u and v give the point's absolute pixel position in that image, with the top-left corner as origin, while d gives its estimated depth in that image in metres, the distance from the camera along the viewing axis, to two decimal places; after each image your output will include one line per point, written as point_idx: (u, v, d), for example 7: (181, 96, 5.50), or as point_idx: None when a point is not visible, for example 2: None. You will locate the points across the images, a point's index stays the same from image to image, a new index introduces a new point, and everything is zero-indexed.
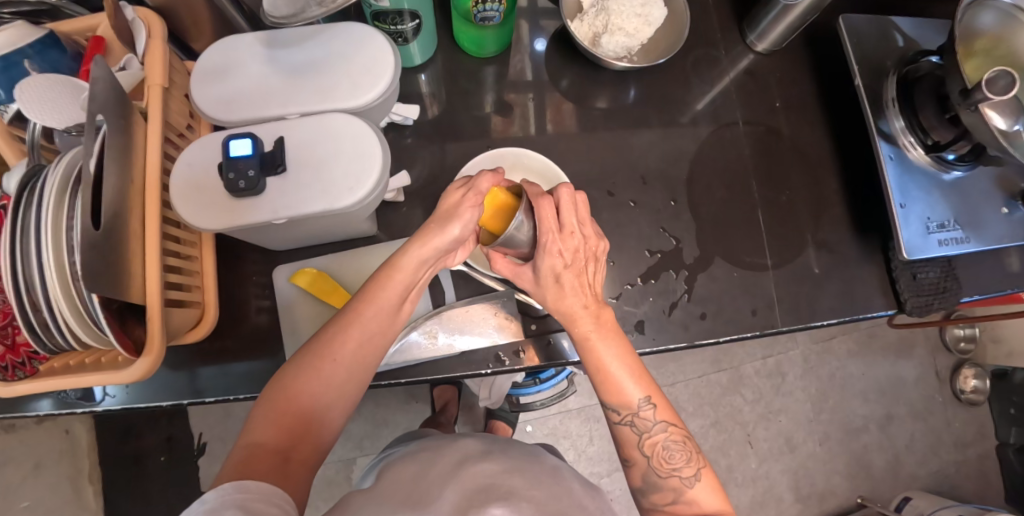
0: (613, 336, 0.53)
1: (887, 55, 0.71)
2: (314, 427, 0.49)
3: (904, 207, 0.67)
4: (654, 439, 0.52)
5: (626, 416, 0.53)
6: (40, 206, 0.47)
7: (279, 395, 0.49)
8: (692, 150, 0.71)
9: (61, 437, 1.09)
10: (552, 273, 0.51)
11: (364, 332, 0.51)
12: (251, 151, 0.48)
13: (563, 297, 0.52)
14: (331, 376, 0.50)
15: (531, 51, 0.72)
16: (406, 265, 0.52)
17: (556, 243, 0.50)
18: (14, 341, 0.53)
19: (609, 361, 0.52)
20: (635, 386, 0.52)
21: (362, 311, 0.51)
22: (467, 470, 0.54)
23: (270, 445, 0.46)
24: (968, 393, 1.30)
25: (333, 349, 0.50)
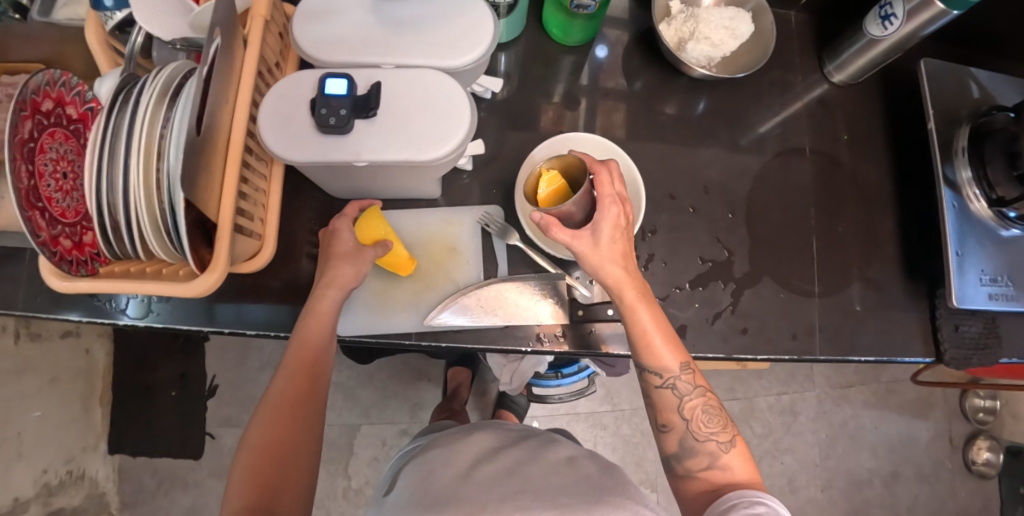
0: (653, 305, 0.55)
1: (963, 104, 0.70)
2: (293, 474, 0.51)
3: (960, 257, 0.66)
4: (692, 403, 0.54)
5: (667, 379, 0.54)
6: (135, 112, 0.49)
7: (248, 456, 0.51)
8: (755, 169, 0.72)
9: (81, 356, 1.11)
10: (610, 236, 0.53)
11: (306, 375, 0.55)
12: (345, 92, 0.49)
13: (614, 258, 0.53)
14: (290, 423, 0.53)
15: (591, 59, 0.73)
16: (324, 308, 0.58)
17: (615, 207, 0.53)
18: (81, 239, 0.53)
19: (650, 326, 0.54)
20: (674, 350, 0.54)
21: (299, 357, 0.55)
22: (478, 470, 0.54)
23: (252, 504, 0.48)
24: (980, 466, 1.26)
25: (284, 399, 0.54)
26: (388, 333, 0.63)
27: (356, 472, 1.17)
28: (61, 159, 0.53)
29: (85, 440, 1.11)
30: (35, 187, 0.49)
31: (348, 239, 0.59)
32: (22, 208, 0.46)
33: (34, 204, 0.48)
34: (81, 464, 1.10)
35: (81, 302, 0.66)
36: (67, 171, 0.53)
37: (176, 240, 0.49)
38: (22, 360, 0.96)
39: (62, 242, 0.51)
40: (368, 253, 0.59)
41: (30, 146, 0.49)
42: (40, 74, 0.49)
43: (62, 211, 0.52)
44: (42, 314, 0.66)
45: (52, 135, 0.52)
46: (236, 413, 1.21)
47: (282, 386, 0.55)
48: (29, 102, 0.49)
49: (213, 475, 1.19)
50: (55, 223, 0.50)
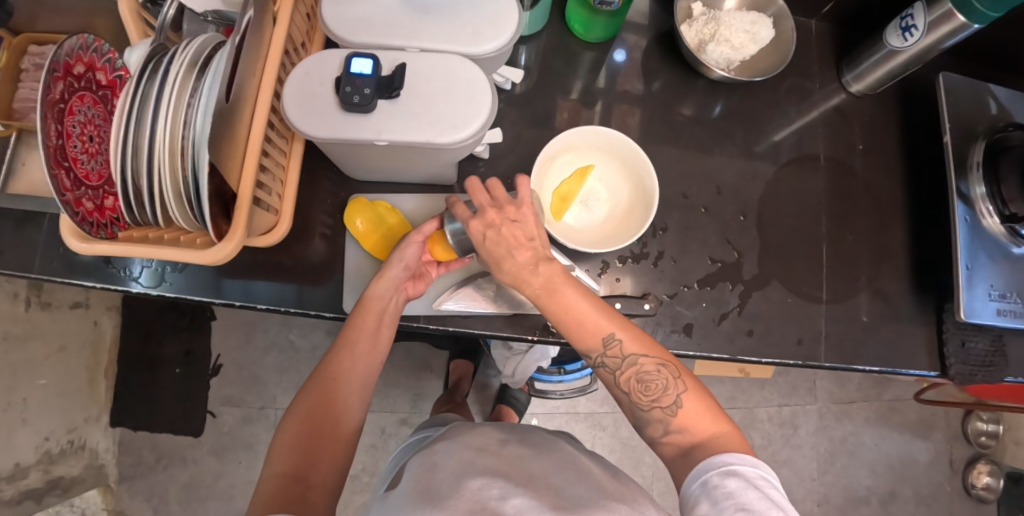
0: (567, 283, 0.53)
1: (979, 120, 0.70)
2: (325, 460, 0.50)
3: (969, 271, 0.66)
4: (629, 373, 0.53)
5: (597, 357, 0.53)
6: (164, 80, 0.49)
7: (292, 426, 0.52)
8: (769, 174, 0.72)
9: (89, 327, 1.12)
10: (490, 253, 0.52)
11: (361, 355, 0.56)
12: (370, 71, 0.49)
13: (505, 265, 0.52)
14: (337, 402, 0.54)
15: (609, 61, 0.73)
16: (375, 299, 0.57)
17: (477, 225, 0.52)
18: (102, 203, 0.54)
19: (567, 308, 0.52)
20: (595, 323, 0.52)
21: (351, 336, 0.56)
22: (483, 461, 0.54)
23: (288, 473, 0.48)
24: (979, 489, 1.25)
25: (332, 374, 0.55)
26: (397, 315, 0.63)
27: (354, 459, 1.17)
28: (88, 123, 0.54)
29: (88, 411, 1.12)
30: (62, 147, 0.50)
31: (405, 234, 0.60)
32: (50, 166, 0.47)
33: (60, 163, 0.49)
34: (82, 434, 1.11)
35: (95, 268, 0.67)
36: (93, 135, 0.55)
37: (196, 208, 0.50)
38: (31, 326, 0.97)
39: (84, 204, 0.52)
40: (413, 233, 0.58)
41: (59, 107, 0.50)
42: (74, 37, 0.50)
43: (87, 173, 0.53)
44: (59, 277, 0.67)
45: (82, 99, 0.53)
46: (238, 393, 1.22)
47: (308, 401, 0.53)
48: (62, 64, 0.50)
49: (211, 453, 1.20)
50: (80, 184, 0.52)
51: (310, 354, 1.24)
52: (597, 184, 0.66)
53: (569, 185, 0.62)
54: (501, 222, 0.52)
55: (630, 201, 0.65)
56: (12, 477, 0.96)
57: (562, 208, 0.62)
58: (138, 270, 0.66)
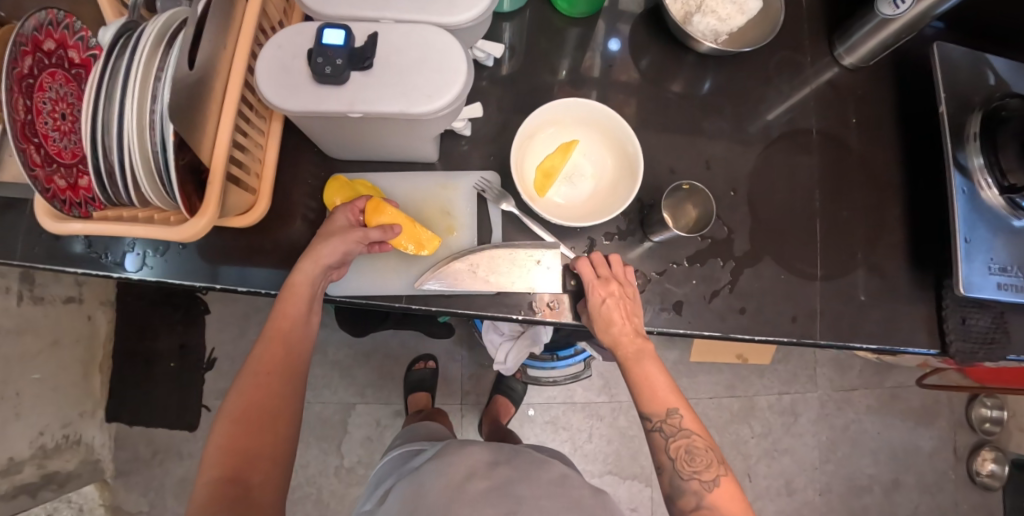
0: (651, 358, 0.58)
1: (977, 91, 0.68)
2: (264, 454, 0.52)
3: (967, 243, 0.64)
4: (678, 444, 0.56)
5: (657, 421, 0.57)
6: (132, 53, 0.48)
7: (226, 424, 0.52)
8: (760, 149, 0.70)
9: (83, 321, 1.12)
10: (602, 307, 0.57)
11: (285, 344, 0.57)
12: (341, 42, 0.48)
13: (610, 325, 0.57)
14: (269, 397, 0.54)
15: (603, 51, 0.72)
16: (298, 283, 0.56)
17: (601, 287, 0.57)
18: (76, 182, 0.54)
19: (649, 374, 0.58)
20: (667, 394, 0.57)
21: (278, 327, 0.56)
22: (471, 488, 0.59)
23: (228, 475, 0.50)
24: (984, 477, 1.22)
25: (260, 367, 0.55)
26: (378, 295, 0.63)
27: (349, 451, 1.17)
28: (60, 101, 0.54)
29: (83, 405, 1.12)
30: (31, 122, 0.50)
31: (342, 221, 0.58)
32: (16, 141, 0.47)
33: (29, 139, 0.49)
34: (78, 429, 1.11)
35: (76, 254, 0.66)
36: (66, 114, 0.54)
37: (168, 185, 0.49)
38: (24, 321, 0.97)
39: (57, 182, 0.52)
40: (355, 233, 0.56)
41: (29, 83, 0.50)
42: (41, 11, 0.49)
43: (59, 150, 0.53)
44: (41, 264, 0.67)
45: (54, 76, 0.53)
46: None
47: (238, 394, 0.54)
48: (30, 39, 0.49)
49: None
50: (51, 161, 0.51)
51: None
52: (582, 160, 0.64)
53: (553, 160, 0.60)
54: (617, 295, 0.58)
55: (616, 177, 0.63)
56: (7, 472, 0.95)
57: (546, 184, 0.61)
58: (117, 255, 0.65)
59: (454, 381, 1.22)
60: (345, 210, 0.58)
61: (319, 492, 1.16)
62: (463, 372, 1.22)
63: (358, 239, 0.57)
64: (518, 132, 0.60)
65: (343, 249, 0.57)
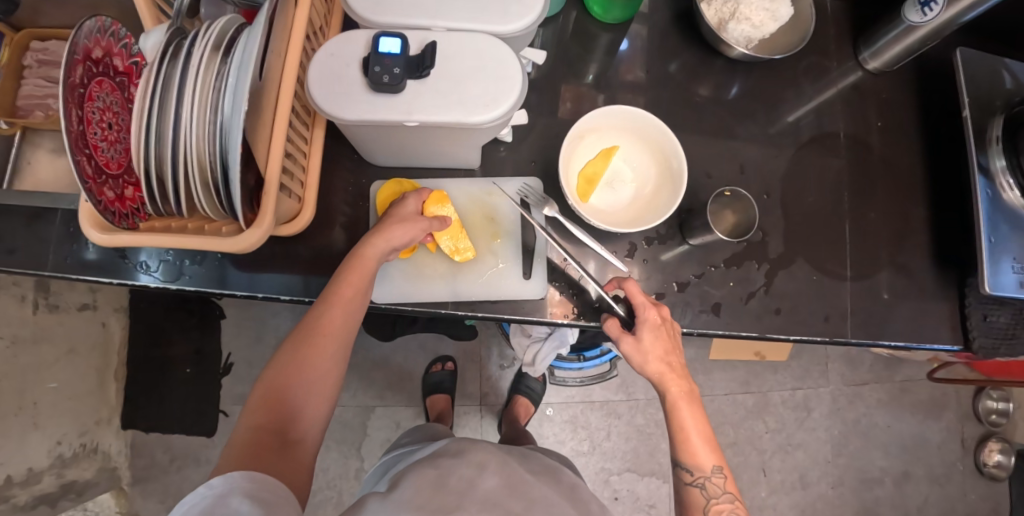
0: (695, 407, 0.57)
1: (996, 95, 0.70)
2: (306, 415, 0.52)
3: (992, 244, 0.66)
4: (717, 507, 0.54)
5: (698, 478, 0.55)
6: (187, 61, 0.48)
7: (279, 376, 0.51)
8: (791, 152, 0.72)
9: (98, 328, 1.10)
10: (650, 334, 0.57)
11: (345, 311, 0.54)
12: (398, 51, 0.48)
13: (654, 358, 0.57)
14: (321, 356, 0.53)
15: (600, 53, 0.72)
16: (367, 257, 0.55)
17: (651, 310, 0.57)
18: (122, 193, 0.53)
19: (691, 425, 0.56)
20: (709, 452, 0.55)
21: (340, 293, 0.54)
22: (485, 489, 0.55)
23: (268, 425, 0.49)
24: (990, 467, 1.25)
25: (320, 328, 0.53)
26: (423, 301, 0.64)
27: (369, 454, 1.17)
28: (106, 110, 0.53)
29: (99, 413, 1.11)
30: (83, 133, 0.49)
31: (411, 207, 0.59)
32: (73, 153, 0.46)
33: (82, 150, 0.48)
34: (95, 437, 1.10)
35: (107, 265, 0.65)
36: (111, 122, 0.53)
37: (225, 196, 0.49)
38: (40, 329, 0.95)
39: (107, 193, 0.51)
40: (424, 222, 0.58)
41: (80, 92, 0.49)
42: (92, 19, 0.49)
43: (107, 161, 0.52)
44: (68, 275, 0.65)
45: (100, 85, 0.52)
46: (250, 391, 1.21)
47: (296, 349, 0.53)
48: (81, 47, 0.48)
49: None
50: (101, 172, 0.51)
51: None
52: (622, 165, 0.65)
53: (595, 166, 0.62)
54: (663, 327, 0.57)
55: (656, 181, 0.65)
56: (26, 483, 0.94)
57: (588, 190, 0.62)
58: (151, 263, 0.64)
59: (472, 382, 1.23)
60: (415, 197, 0.60)
61: (340, 496, 1.16)
62: (481, 374, 1.23)
63: (426, 228, 0.59)
64: (566, 138, 0.61)
65: (410, 236, 0.57)
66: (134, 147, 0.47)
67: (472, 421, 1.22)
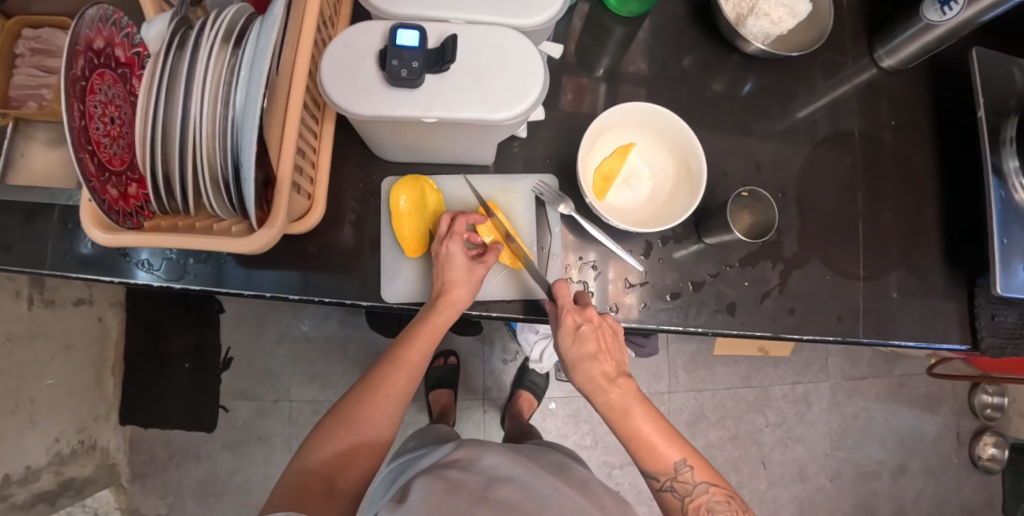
0: (642, 407, 0.57)
1: (1010, 94, 0.68)
2: (353, 464, 0.54)
3: (1005, 244, 0.65)
4: (699, 501, 0.56)
5: (666, 481, 0.57)
6: (196, 53, 0.46)
7: (333, 429, 0.54)
8: (805, 150, 0.71)
9: (94, 324, 1.08)
10: (574, 341, 0.56)
11: (409, 373, 0.58)
12: (417, 44, 0.46)
13: (583, 366, 0.57)
14: (379, 415, 0.56)
15: (619, 43, 0.71)
16: (435, 326, 0.58)
17: (570, 315, 0.57)
18: (126, 191, 0.52)
19: (641, 428, 0.56)
20: (671, 450, 0.56)
21: (406, 357, 0.58)
22: (496, 492, 0.54)
23: (320, 472, 0.52)
24: (985, 461, 1.28)
25: (382, 388, 0.56)
26: None
27: None
28: (109, 103, 0.51)
29: (97, 410, 1.09)
30: (85, 129, 0.47)
31: (461, 257, 0.59)
32: (76, 150, 0.44)
33: (85, 147, 0.46)
34: (92, 434, 1.08)
35: (106, 262, 0.63)
36: (114, 117, 0.51)
37: (235, 197, 0.47)
38: (36, 325, 0.93)
39: (110, 191, 0.49)
40: (481, 271, 0.59)
41: (82, 85, 0.47)
42: (92, 7, 0.47)
43: (110, 157, 0.50)
44: (65, 273, 0.63)
45: (102, 77, 0.50)
46: (251, 386, 1.20)
47: (352, 402, 0.56)
48: (83, 38, 0.46)
49: (225, 448, 1.19)
50: (104, 170, 0.49)
51: (323, 344, 1.22)
52: (639, 162, 0.65)
53: (611, 164, 0.61)
54: (590, 332, 0.57)
55: (673, 178, 0.64)
56: (25, 481, 0.92)
57: (605, 188, 0.62)
58: (155, 261, 0.62)
59: (475, 377, 1.23)
60: (458, 242, 0.60)
61: None
62: (484, 368, 1.23)
63: (484, 273, 0.60)
64: (584, 134, 0.60)
65: (469, 294, 0.59)
66: (140, 143, 0.45)
67: (475, 415, 1.22)
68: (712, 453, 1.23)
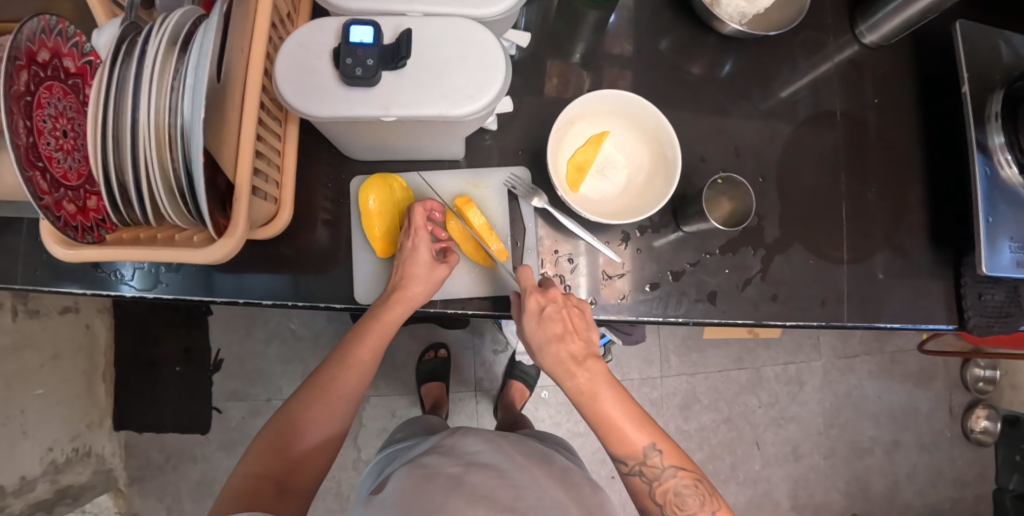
0: (609, 388, 0.56)
1: (995, 68, 0.66)
2: (302, 465, 0.53)
3: (990, 222, 0.64)
4: (666, 486, 0.56)
5: (635, 467, 0.56)
6: (142, 61, 0.44)
7: (278, 430, 0.54)
8: (786, 132, 0.70)
9: (81, 331, 1.08)
10: (539, 323, 0.56)
11: (359, 371, 0.58)
12: (371, 40, 0.45)
13: (548, 350, 0.56)
14: (328, 416, 0.55)
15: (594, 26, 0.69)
16: (386, 320, 0.58)
17: (535, 297, 0.56)
18: (84, 205, 0.51)
19: (611, 412, 0.55)
20: (640, 435, 0.55)
21: (357, 354, 0.57)
22: (474, 481, 0.53)
23: (268, 475, 0.51)
24: (977, 433, 1.28)
25: (331, 387, 0.56)
26: None
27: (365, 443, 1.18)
28: (60, 116, 0.49)
29: (90, 417, 1.10)
30: (34, 145, 0.45)
31: (426, 255, 0.59)
32: (22, 168, 0.43)
33: (34, 164, 0.45)
34: (87, 441, 1.08)
35: (77, 275, 0.62)
36: (67, 130, 0.50)
37: (192, 206, 0.46)
38: (22, 336, 0.93)
39: (66, 207, 0.48)
40: (444, 271, 0.59)
41: (27, 100, 0.46)
42: (33, 18, 0.45)
43: (64, 173, 0.49)
44: (37, 288, 0.63)
45: (50, 90, 0.48)
46: (243, 387, 1.20)
47: (299, 401, 0.56)
48: (24, 50, 0.45)
49: (221, 448, 1.19)
50: (59, 186, 0.48)
51: (313, 342, 1.22)
52: (614, 151, 0.64)
53: (584, 153, 0.60)
54: (554, 314, 0.56)
55: (649, 167, 0.63)
56: (20, 491, 0.93)
57: (578, 179, 0.61)
58: (126, 273, 0.61)
59: (466, 369, 1.23)
60: (423, 236, 0.60)
61: (339, 486, 1.17)
62: (474, 359, 1.23)
63: (445, 273, 0.60)
64: (555, 124, 0.59)
65: (425, 291, 0.59)
66: (92, 156, 0.44)
67: (468, 407, 1.22)
68: (705, 436, 1.23)
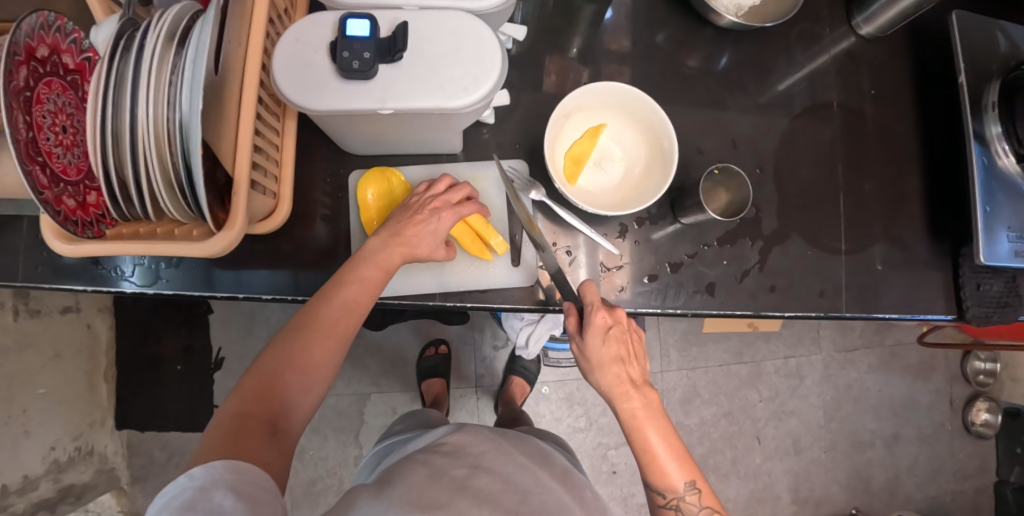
0: (658, 419, 0.57)
1: (992, 58, 0.66)
2: (294, 406, 0.50)
3: (989, 213, 0.64)
4: None
5: (671, 500, 0.57)
6: (140, 55, 0.44)
7: (268, 366, 0.50)
8: (783, 124, 0.70)
9: (83, 331, 1.08)
10: (602, 341, 0.57)
11: (355, 311, 0.55)
12: (368, 33, 0.45)
13: (607, 368, 0.57)
14: (323, 353, 0.52)
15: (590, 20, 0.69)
16: (384, 264, 0.56)
17: (601, 313, 0.57)
18: (84, 200, 0.51)
19: (655, 442, 0.56)
20: (679, 470, 0.56)
21: (353, 294, 0.55)
22: (477, 483, 0.53)
23: (259, 413, 0.47)
24: (978, 426, 1.29)
25: (326, 326, 0.53)
26: (410, 294, 0.63)
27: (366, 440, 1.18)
28: (59, 112, 0.50)
29: (92, 416, 1.10)
30: (33, 140, 0.46)
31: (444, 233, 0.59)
32: (22, 163, 0.43)
33: (34, 159, 0.45)
34: (89, 440, 1.09)
35: (77, 271, 0.63)
36: (66, 125, 0.50)
37: (192, 199, 0.46)
38: (23, 336, 0.93)
39: (66, 202, 0.48)
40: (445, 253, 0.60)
41: (26, 96, 0.46)
42: (31, 14, 0.45)
43: (64, 168, 0.49)
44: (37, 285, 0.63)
45: (49, 86, 0.49)
46: None
47: (291, 338, 0.52)
48: (23, 46, 0.45)
49: None
50: (58, 180, 0.48)
51: None
52: (611, 144, 0.64)
53: (582, 146, 0.60)
54: (617, 335, 0.58)
55: (646, 159, 0.63)
56: (23, 489, 0.93)
57: (576, 171, 0.61)
58: (126, 269, 0.62)
59: (467, 366, 1.23)
60: (450, 214, 0.59)
61: (341, 483, 1.17)
62: (474, 356, 1.23)
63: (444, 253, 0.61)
64: (552, 117, 0.59)
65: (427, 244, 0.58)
66: (91, 150, 0.44)
67: (469, 403, 1.22)
68: (706, 430, 1.24)
